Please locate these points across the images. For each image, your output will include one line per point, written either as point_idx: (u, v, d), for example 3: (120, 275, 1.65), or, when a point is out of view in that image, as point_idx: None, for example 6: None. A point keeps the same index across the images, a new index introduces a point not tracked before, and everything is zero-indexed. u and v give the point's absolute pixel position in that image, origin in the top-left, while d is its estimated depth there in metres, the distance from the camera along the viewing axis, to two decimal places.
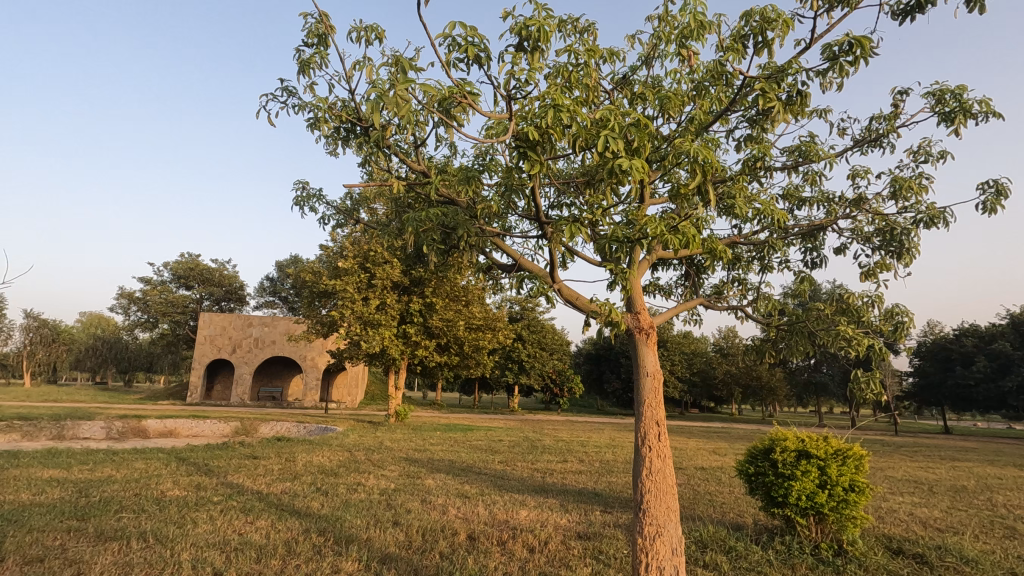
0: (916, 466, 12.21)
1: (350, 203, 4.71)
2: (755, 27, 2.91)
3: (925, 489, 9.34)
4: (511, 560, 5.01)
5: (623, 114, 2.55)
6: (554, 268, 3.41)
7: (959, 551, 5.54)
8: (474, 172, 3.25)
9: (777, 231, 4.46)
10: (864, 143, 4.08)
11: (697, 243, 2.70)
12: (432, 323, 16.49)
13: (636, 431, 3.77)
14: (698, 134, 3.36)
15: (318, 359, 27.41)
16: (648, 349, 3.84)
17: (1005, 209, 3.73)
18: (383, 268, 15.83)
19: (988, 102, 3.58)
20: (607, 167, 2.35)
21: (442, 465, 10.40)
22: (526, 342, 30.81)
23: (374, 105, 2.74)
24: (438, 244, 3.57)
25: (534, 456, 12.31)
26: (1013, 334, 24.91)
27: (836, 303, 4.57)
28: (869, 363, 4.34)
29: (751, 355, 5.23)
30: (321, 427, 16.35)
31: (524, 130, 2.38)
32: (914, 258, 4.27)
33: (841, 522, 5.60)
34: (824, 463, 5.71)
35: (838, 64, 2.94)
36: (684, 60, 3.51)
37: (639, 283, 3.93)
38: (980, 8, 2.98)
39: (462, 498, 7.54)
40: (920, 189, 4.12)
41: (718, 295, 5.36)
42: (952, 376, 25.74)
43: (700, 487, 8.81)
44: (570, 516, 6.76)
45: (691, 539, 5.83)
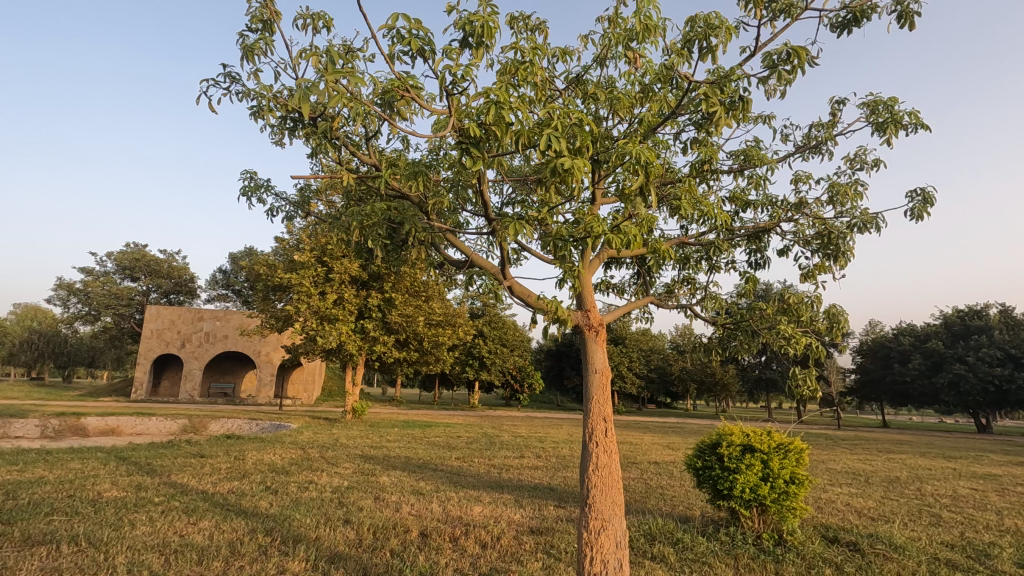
0: (855, 459, 12.84)
1: (299, 195, 4.50)
2: (699, 33, 2.97)
3: (862, 480, 9.84)
4: (463, 556, 5.01)
5: (570, 114, 2.57)
6: (505, 265, 3.40)
7: (888, 539, 5.87)
8: (422, 167, 3.19)
9: (723, 232, 4.59)
10: (805, 149, 4.24)
11: (638, 243, 2.74)
12: (391, 319, 16.25)
13: (584, 428, 3.81)
14: (645, 136, 3.42)
15: (272, 354, 26.66)
16: (598, 346, 3.88)
17: (931, 215, 3.94)
18: (341, 262, 15.48)
19: (917, 114, 3.78)
20: (549, 166, 2.37)
21: (398, 462, 10.29)
22: (487, 338, 30.68)
23: (315, 96, 2.65)
24: (384, 239, 3.54)
25: (492, 451, 12.34)
26: (945, 335, 26.48)
27: (779, 303, 4.73)
28: (808, 361, 4.53)
29: (698, 353, 5.39)
30: (274, 424, 15.92)
31: (467, 125, 2.37)
32: (849, 262, 4.47)
33: (782, 512, 5.81)
34: (767, 457, 5.94)
35: (777, 72, 3.04)
36: (633, 62, 3.56)
37: (590, 282, 3.98)
38: (910, 24, 3.14)
39: (417, 495, 7.49)
40: (856, 195, 4.32)
41: (669, 294, 5.48)
42: (890, 373, 27.21)
43: (653, 481, 9.02)
44: (524, 511, 6.79)
45: (640, 532, 5.95)
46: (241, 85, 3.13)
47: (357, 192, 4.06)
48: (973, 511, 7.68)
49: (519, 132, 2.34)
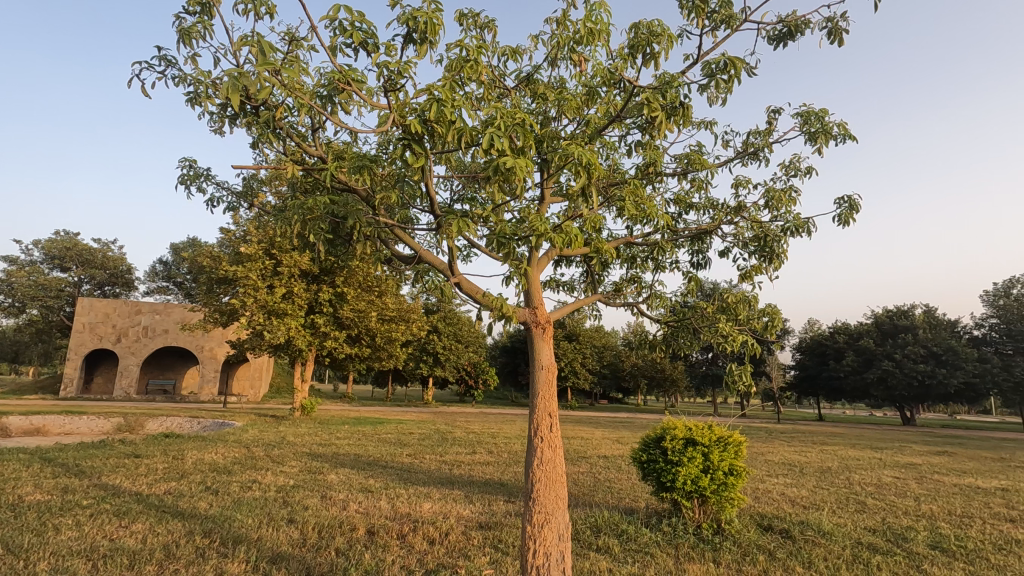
0: (792, 451, 13.54)
1: (243, 185, 4.27)
2: (642, 39, 3.06)
3: (797, 471, 10.38)
4: (410, 553, 5.00)
5: (513, 113, 2.60)
6: (453, 262, 3.39)
7: (817, 525, 6.23)
8: (368, 161, 3.13)
9: (667, 234, 4.74)
10: (743, 155, 4.42)
11: (578, 242, 2.80)
12: (342, 314, 15.92)
13: (529, 424, 3.86)
14: (591, 138, 3.50)
15: (217, 350, 25.66)
16: (544, 343, 3.93)
17: (856, 222, 4.18)
18: (290, 255, 15.01)
19: (845, 125, 4.00)
20: (491, 166, 2.40)
21: (347, 459, 10.11)
22: (442, 334, 30.52)
23: (254, 86, 2.57)
24: (327, 234, 3.47)
25: (444, 448, 12.32)
26: (876, 333, 28.16)
27: (718, 302, 4.93)
28: (744, 358, 4.73)
29: (644, 350, 5.54)
30: (217, 423, 15.33)
31: (409, 122, 2.35)
32: (783, 263, 4.71)
33: (721, 503, 6.06)
34: (708, 450, 6.19)
35: (716, 80, 3.17)
36: (578, 65, 3.62)
37: (538, 278, 4.03)
38: (839, 41, 3.33)
39: (365, 492, 7.39)
40: (790, 201, 4.55)
41: (617, 293, 5.60)
42: (826, 369, 28.88)
43: (601, 475, 9.23)
44: (474, 507, 6.83)
45: (586, 524, 6.08)
46: (176, 69, 2.95)
47: (305, 184, 3.89)
48: (893, 498, 8.25)
49: (461, 129, 2.34)
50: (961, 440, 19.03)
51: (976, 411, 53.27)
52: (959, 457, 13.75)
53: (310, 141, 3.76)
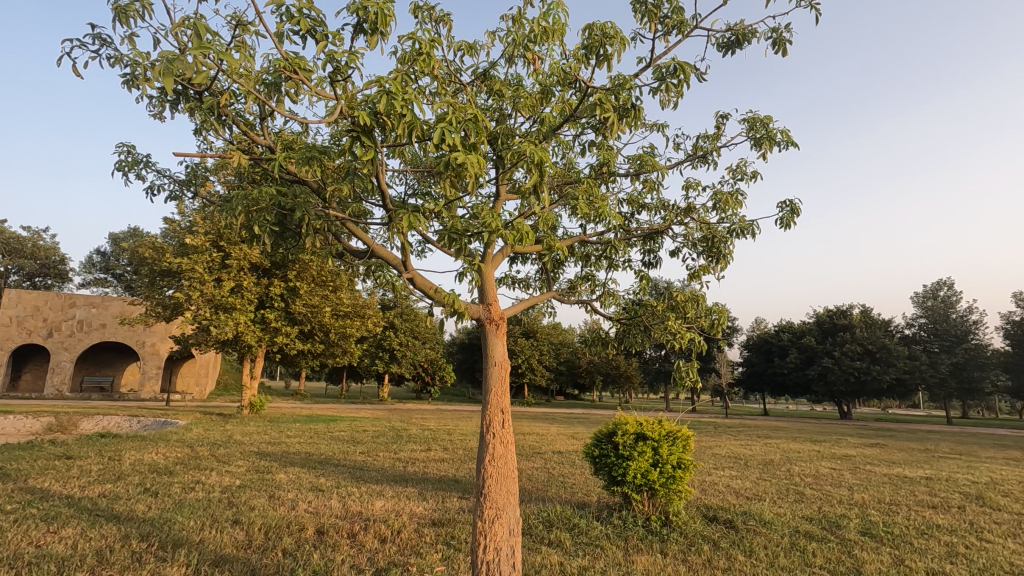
0: (737, 444, 14.08)
1: (187, 174, 4.06)
2: (596, 40, 3.11)
3: (741, 464, 10.80)
4: (360, 552, 4.92)
5: (465, 109, 2.59)
6: (406, 257, 3.34)
7: (759, 515, 6.50)
8: (317, 152, 3.05)
9: (619, 233, 4.83)
10: (693, 158, 4.54)
11: (530, 239, 2.83)
12: (294, 309, 15.47)
13: (482, 419, 3.86)
14: (545, 136, 3.52)
15: (159, 346, 24.51)
16: (497, 339, 3.94)
17: (797, 225, 4.36)
18: (239, 247, 14.46)
19: (787, 133, 4.17)
20: (443, 162, 2.39)
21: (297, 458, 9.84)
22: (398, 330, 30.02)
23: (191, 69, 2.44)
24: (274, 227, 3.37)
25: (399, 445, 12.18)
26: (817, 331, 29.63)
27: (669, 300, 5.06)
28: (692, 354, 4.87)
29: (598, 346, 5.63)
30: (158, 422, 14.66)
31: (358, 113, 2.31)
32: (729, 264, 4.89)
33: (669, 496, 6.23)
34: (657, 444, 6.35)
35: (666, 84, 3.24)
36: (532, 63, 3.64)
37: (492, 275, 4.04)
38: (783, 51, 3.47)
39: (315, 491, 7.23)
40: (736, 204, 4.72)
41: (571, 291, 5.67)
42: (771, 365, 30.26)
43: (555, 470, 9.33)
44: (427, 504, 6.78)
45: (539, 519, 6.13)
46: (111, 47, 2.77)
47: (253, 174, 3.73)
48: (829, 488, 8.70)
49: (411, 124, 2.32)
50: (891, 433, 20.24)
51: (906, 405, 56.85)
52: (889, 449, 14.62)
53: (259, 129, 3.63)
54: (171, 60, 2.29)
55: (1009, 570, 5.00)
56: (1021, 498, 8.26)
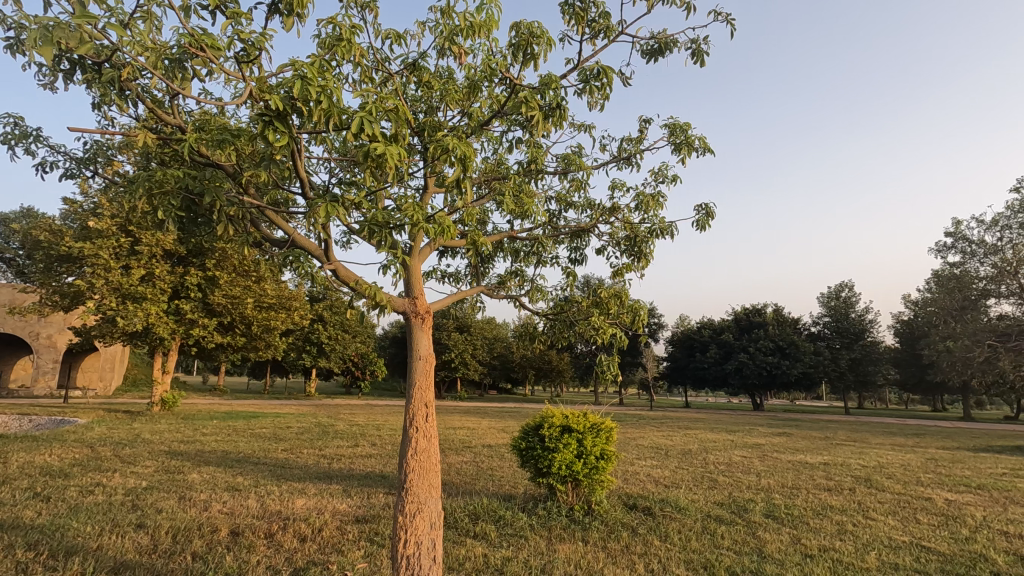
0: (660, 435, 14.74)
1: (86, 151, 3.70)
2: (522, 39, 3.14)
3: (662, 454, 11.34)
4: (277, 552, 4.75)
5: (387, 100, 2.56)
6: (328, 247, 3.25)
7: (675, 502, 6.86)
8: (230, 137, 2.89)
9: (547, 229, 4.92)
10: (619, 160, 4.70)
11: (452, 233, 2.83)
12: (212, 300, 14.60)
13: (405, 413, 3.82)
14: (473, 131, 3.51)
15: (57, 338, 22.40)
16: (422, 333, 3.90)
17: (711, 227, 4.61)
18: (151, 233, 13.45)
19: (704, 139, 4.40)
20: (362, 152, 2.35)
21: (212, 457, 9.32)
22: (327, 324, 28.99)
23: (78, 35, 2.23)
24: (179, 212, 3.17)
25: (324, 442, 11.81)
26: (735, 328, 31.52)
27: (593, 297, 5.22)
28: (614, 348, 5.05)
29: (526, 341, 5.71)
30: (54, 420, 13.45)
31: (270, 97, 2.22)
32: (649, 262, 5.09)
33: (592, 486, 6.43)
34: (582, 436, 6.54)
35: (590, 86, 3.33)
36: (460, 57, 3.62)
37: (419, 269, 4.01)
38: (701, 62, 3.65)
39: (231, 491, 6.90)
40: (657, 205, 4.93)
41: (501, 286, 5.71)
42: (693, 360, 31.97)
43: (483, 464, 9.39)
44: (351, 500, 6.64)
45: (465, 512, 6.15)
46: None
47: (162, 154, 3.48)
48: (740, 475, 9.31)
49: (327, 110, 2.24)
50: (796, 422, 21.90)
51: (810, 398, 61.74)
52: (794, 438, 15.79)
53: (167, 107, 3.40)
54: (52, 26, 2.10)
55: (887, 544, 5.55)
56: (902, 479, 9.19)
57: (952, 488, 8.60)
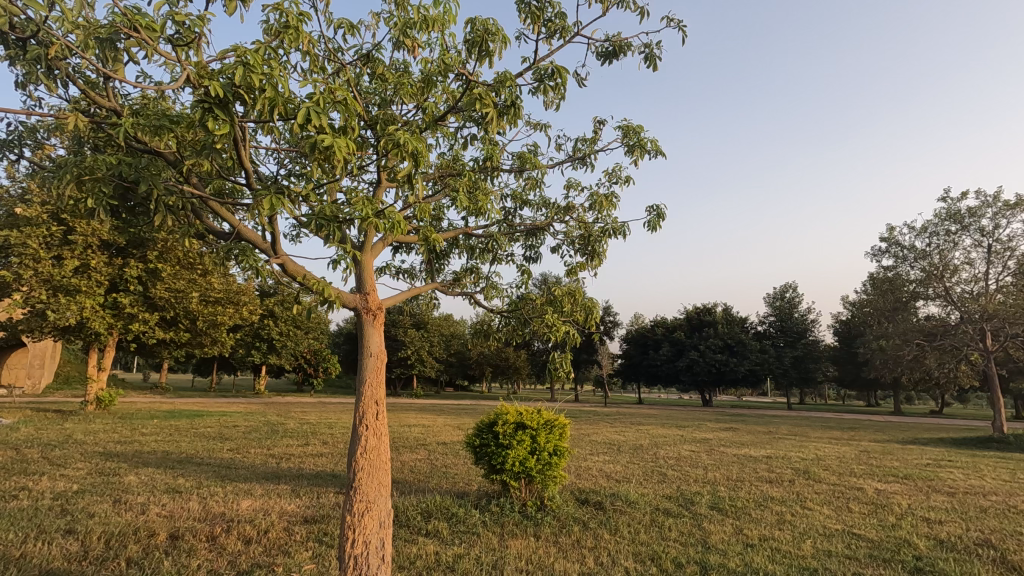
0: (613, 431, 15.04)
1: (8, 132, 3.45)
2: (477, 36, 3.13)
3: (614, 449, 11.56)
4: (220, 555, 4.59)
5: (336, 91, 2.50)
6: (276, 241, 3.14)
7: (626, 496, 7.02)
8: (169, 122, 2.74)
9: (502, 227, 4.92)
10: (573, 160, 4.76)
11: (403, 229, 2.78)
12: (154, 293, 13.92)
13: (355, 411, 3.76)
14: (426, 126, 3.47)
15: None
16: (374, 330, 3.84)
17: (662, 228, 4.73)
18: (86, 222, 12.68)
19: (656, 142, 4.51)
20: (310, 143, 2.29)
21: (150, 458, 8.89)
22: (278, 319, 28.13)
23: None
24: (112, 200, 2.99)
25: (272, 440, 11.47)
26: (686, 326, 32.42)
27: (549, 294, 5.25)
28: (568, 346, 5.10)
29: (481, 338, 5.69)
30: None
31: (210, 84, 2.13)
32: (601, 261, 5.18)
33: (545, 481, 6.51)
34: (536, 432, 6.58)
35: (544, 85, 3.35)
36: (414, 50, 3.56)
37: (371, 265, 3.93)
38: (654, 66, 3.74)
39: (171, 493, 6.60)
40: (610, 206, 5.02)
41: (456, 283, 5.67)
42: (647, 357, 32.82)
43: (438, 461, 9.35)
44: (300, 501, 6.48)
45: (418, 510, 6.10)
46: None
47: (95, 139, 3.29)
48: (688, 469, 9.60)
49: (273, 99, 2.18)
50: (742, 418, 22.71)
51: (756, 394, 64.32)
52: (740, 432, 16.39)
53: (102, 89, 3.22)
54: None
55: (822, 532, 5.85)
56: (837, 471, 9.71)
57: (881, 478, 9.14)
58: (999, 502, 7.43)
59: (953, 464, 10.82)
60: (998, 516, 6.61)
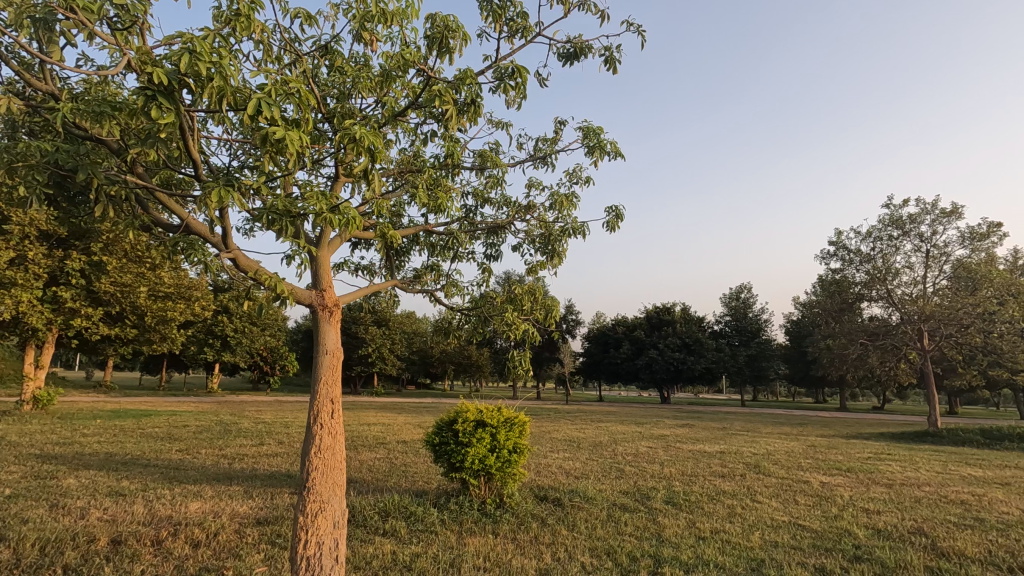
0: (573, 428, 15.22)
1: None
2: (437, 32, 3.12)
3: (574, 446, 11.71)
4: (166, 560, 4.43)
5: (290, 82, 2.45)
6: (228, 235, 3.05)
7: (584, 493, 7.11)
8: (111, 108, 2.62)
9: (463, 225, 4.91)
10: (535, 159, 4.79)
11: (359, 225, 2.73)
12: (98, 287, 13.26)
13: (309, 409, 3.68)
14: (386, 122, 3.44)
15: None
16: (330, 327, 3.77)
17: (620, 228, 4.81)
18: (23, 211, 11.96)
19: (616, 144, 4.59)
20: (260, 135, 2.23)
21: (92, 460, 8.47)
22: (233, 316, 27.24)
23: None
24: (46, 188, 2.83)
25: (225, 440, 11.12)
26: (646, 325, 33.00)
27: (508, 293, 5.27)
28: (527, 345, 5.12)
29: (442, 336, 5.67)
30: None
31: (154, 71, 2.06)
32: (561, 261, 5.24)
33: (504, 479, 6.53)
34: (495, 430, 6.58)
35: (504, 85, 3.36)
36: (373, 43, 3.51)
37: (328, 261, 3.86)
38: (613, 69, 3.80)
39: (114, 497, 6.31)
40: (570, 206, 5.08)
41: (416, 280, 5.63)
42: (608, 355, 33.30)
43: (397, 460, 9.25)
44: (253, 502, 6.30)
45: (375, 509, 6.03)
46: None
47: (30, 123, 3.10)
48: (645, 464, 9.82)
49: (221, 88, 2.12)
50: (698, 414, 23.34)
51: (712, 391, 66.34)
52: (696, 428, 16.84)
53: (38, 71, 3.04)
54: None
55: (770, 524, 6.08)
56: (785, 465, 10.11)
57: (826, 471, 9.57)
58: (931, 492, 7.90)
59: (892, 457, 11.42)
60: (930, 506, 7.02)
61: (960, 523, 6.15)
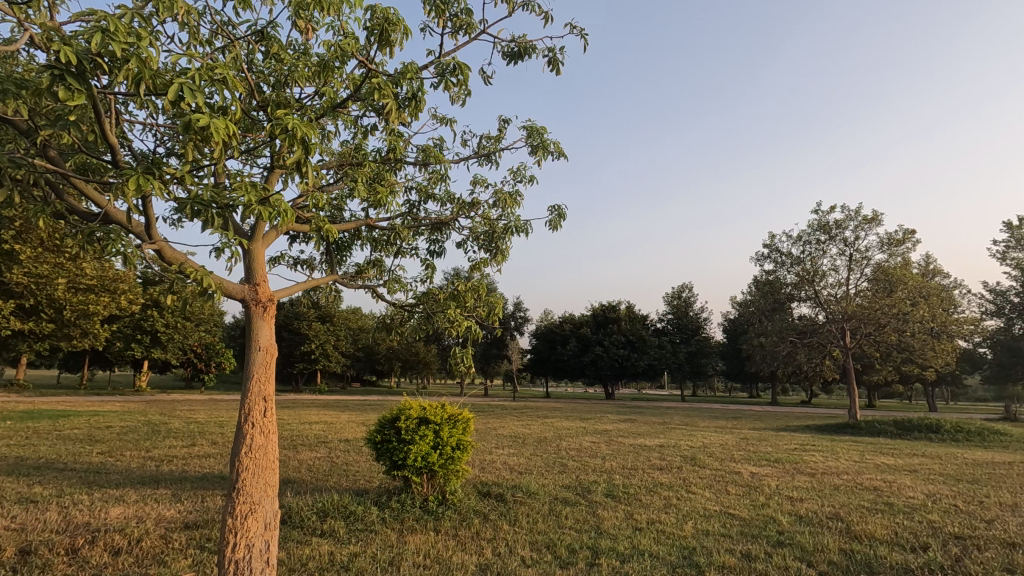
0: (519, 424, 15.35)
1: None
2: (376, 23, 3.06)
3: (519, 442, 11.82)
4: (81, 569, 4.16)
5: (218, 67, 2.34)
6: (151, 225, 2.89)
7: (526, 488, 7.19)
8: (19, 85, 2.42)
9: (405, 220, 4.84)
10: (479, 156, 4.79)
11: (291, 218, 2.63)
12: (9, 279, 12.28)
13: (240, 408, 3.55)
14: (323, 112, 3.34)
15: None
16: (263, 323, 3.65)
17: (563, 227, 4.87)
18: None
19: (559, 145, 4.66)
20: (183, 122, 2.11)
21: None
22: (164, 311, 25.79)
23: None
24: None
25: (153, 442, 10.51)
26: (592, 322, 33.60)
27: (451, 290, 5.24)
28: (469, 341, 5.11)
29: (384, 333, 5.58)
30: None
31: (60, 49, 1.92)
32: (504, 258, 5.26)
33: (447, 476, 6.50)
34: (438, 427, 6.52)
35: (446, 81, 3.34)
36: (310, 30, 3.41)
37: (262, 254, 3.72)
38: (556, 70, 3.85)
39: (25, 503, 5.87)
40: (514, 203, 5.12)
41: (357, 275, 5.52)
42: (555, 352, 33.70)
43: (338, 458, 9.05)
44: (181, 505, 6.02)
45: (313, 510, 5.87)
46: None
47: None
48: (588, 459, 10.03)
49: (139, 71, 2.00)
50: (641, 409, 24.01)
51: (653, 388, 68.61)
52: (638, 423, 17.34)
53: None
54: None
55: (702, 513, 6.37)
56: (719, 457, 10.59)
57: (756, 462, 10.08)
58: (849, 479, 8.50)
59: (815, 448, 12.18)
60: (847, 492, 7.54)
61: (873, 508, 6.63)
